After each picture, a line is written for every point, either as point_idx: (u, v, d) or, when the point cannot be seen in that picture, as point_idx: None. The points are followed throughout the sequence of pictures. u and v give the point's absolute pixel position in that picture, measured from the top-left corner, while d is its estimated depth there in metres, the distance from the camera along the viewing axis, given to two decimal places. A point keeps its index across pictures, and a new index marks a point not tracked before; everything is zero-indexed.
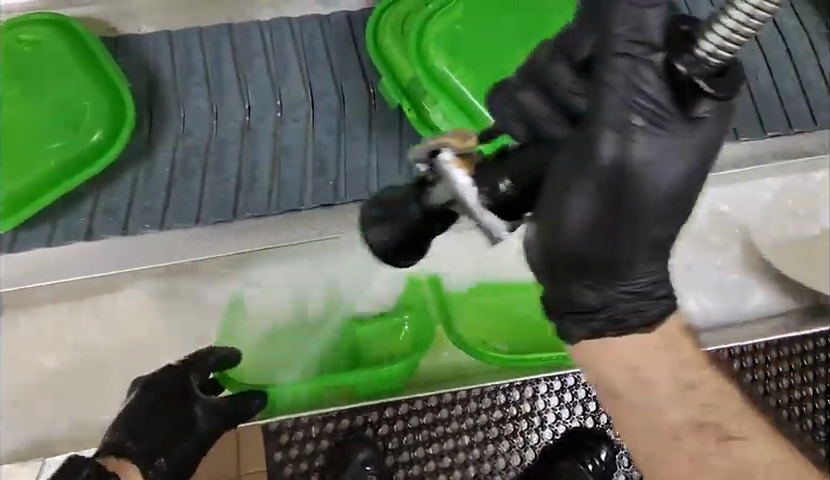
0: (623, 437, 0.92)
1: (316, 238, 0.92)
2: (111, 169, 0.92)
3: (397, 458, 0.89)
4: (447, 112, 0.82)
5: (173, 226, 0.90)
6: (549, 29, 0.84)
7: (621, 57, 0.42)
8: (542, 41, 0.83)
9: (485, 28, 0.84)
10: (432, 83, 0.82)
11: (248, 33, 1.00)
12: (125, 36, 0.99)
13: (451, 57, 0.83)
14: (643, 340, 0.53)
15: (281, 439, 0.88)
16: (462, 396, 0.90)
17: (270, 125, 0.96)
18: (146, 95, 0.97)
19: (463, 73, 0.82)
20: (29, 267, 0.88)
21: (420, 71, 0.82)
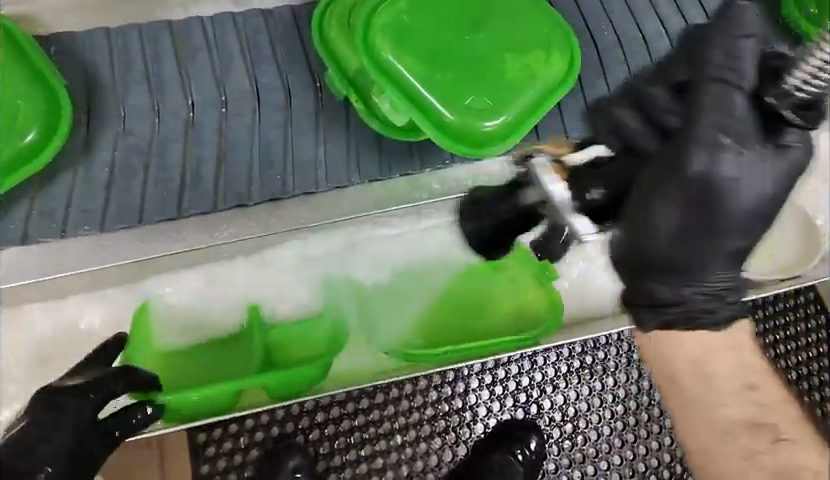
0: (551, 427, 0.90)
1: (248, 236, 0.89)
2: (48, 170, 0.89)
3: (328, 463, 0.85)
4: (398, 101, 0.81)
5: (115, 227, 0.87)
6: (501, 22, 0.85)
7: (715, 82, 0.46)
8: (487, 33, 0.84)
9: (431, 16, 0.84)
10: (379, 74, 0.81)
11: (189, 29, 0.97)
12: (58, 34, 0.95)
13: (398, 46, 0.82)
14: (720, 355, 0.85)
15: (208, 451, 0.83)
16: (394, 395, 0.87)
17: (214, 121, 0.94)
18: (85, 94, 0.93)
19: (411, 62, 0.81)
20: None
21: (368, 62, 0.81)
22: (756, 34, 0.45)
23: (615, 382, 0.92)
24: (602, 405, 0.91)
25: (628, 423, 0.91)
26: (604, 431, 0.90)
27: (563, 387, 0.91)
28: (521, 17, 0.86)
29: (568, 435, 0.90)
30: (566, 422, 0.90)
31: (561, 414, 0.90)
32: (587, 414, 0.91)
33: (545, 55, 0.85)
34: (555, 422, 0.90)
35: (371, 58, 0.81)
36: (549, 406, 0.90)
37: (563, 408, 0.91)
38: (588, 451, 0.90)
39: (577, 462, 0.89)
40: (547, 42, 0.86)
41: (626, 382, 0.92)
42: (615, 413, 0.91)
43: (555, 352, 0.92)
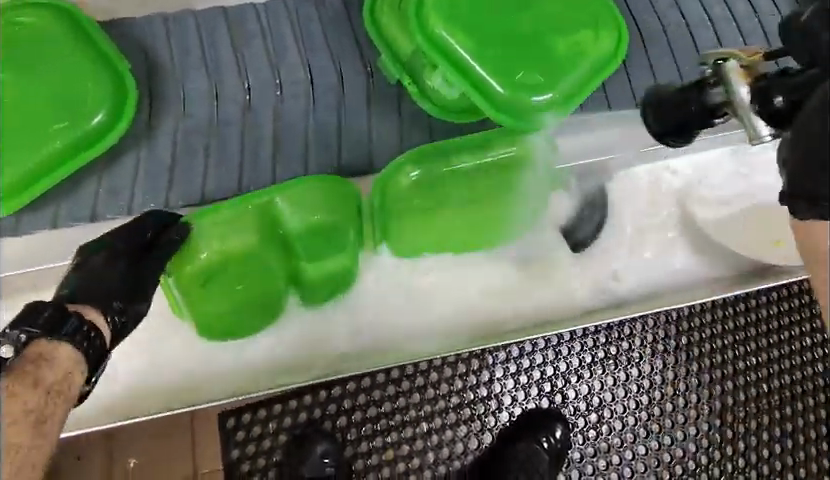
0: (575, 415, 0.90)
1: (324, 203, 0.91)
2: (115, 150, 0.94)
3: (355, 449, 0.86)
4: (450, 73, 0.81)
5: (177, 204, 0.91)
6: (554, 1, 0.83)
7: None
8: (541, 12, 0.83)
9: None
10: (439, 44, 0.80)
11: (243, 15, 1.01)
12: (121, 22, 1.00)
13: (452, 21, 0.80)
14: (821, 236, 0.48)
15: (239, 436, 0.86)
16: (420, 383, 0.88)
17: (269, 103, 0.96)
18: (146, 78, 0.98)
19: (464, 37, 0.79)
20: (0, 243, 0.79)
21: (426, 34, 0.80)
22: None
23: (639, 372, 0.91)
24: (627, 395, 0.90)
25: (653, 413, 0.90)
26: (628, 420, 0.89)
27: (587, 376, 0.90)
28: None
29: (592, 425, 0.89)
30: (590, 412, 0.90)
31: (585, 403, 0.90)
32: (611, 403, 0.90)
33: (594, 34, 0.83)
34: (581, 411, 0.90)
35: (429, 30, 0.80)
36: (573, 395, 0.90)
37: (589, 399, 0.90)
38: (613, 442, 0.89)
39: (602, 452, 0.89)
40: (596, 21, 0.84)
41: (653, 371, 0.91)
42: (640, 403, 0.90)
43: (580, 342, 0.91)
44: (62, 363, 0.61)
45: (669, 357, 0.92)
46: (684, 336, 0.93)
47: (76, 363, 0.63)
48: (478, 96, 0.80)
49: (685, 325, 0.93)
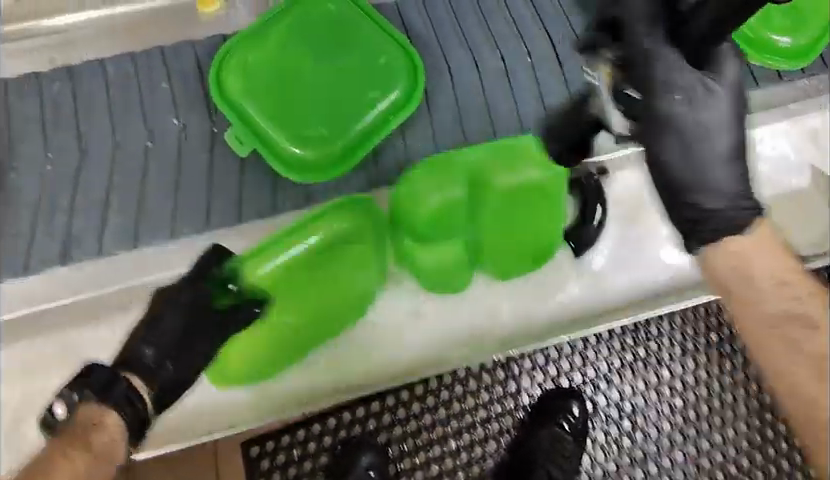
0: (608, 423, 0.91)
1: None
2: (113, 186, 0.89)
3: (398, 466, 0.87)
4: (377, 97, 0.80)
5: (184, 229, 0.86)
6: (506, 27, 0.90)
7: None
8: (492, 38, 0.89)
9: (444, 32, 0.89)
10: (392, 69, 0.81)
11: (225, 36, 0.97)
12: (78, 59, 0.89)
13: (383, 49, 0.82)
14: (752, 247, 0.50)
15: (277, 460, 0.85)
16: (445, 398, 0.89)
17: None
18: None
19: (388, 61, 0.82)
20: (9, 297, 0.74)
21: (388, 58, 0.82)
22: None
23: (671, 374, 0.93)
24: (659, 399, 0.92)
25: (687, 418, 0.91)
26: (664, 425, 0.91)
27: (618, 382, 0.92)
28: (536, 19, 0.90)
29: (614, 420, 0.91)
30: (624, 418, 0.91)
31: (618, 410, 0.92)
32: (645, 410, 0.92)
33: None
34: (613, 418, 0.91)
35: (393, 57, 0.82)
36: (604, 402, 0.92)
37: (619, 404, 0.92)
38: (648, 448, 0.91)
39: (639, 459, 0.90)
40: None
41: (683, 373, 0.93)
42: (673, 407, 0.92)
43: (607, 346, 0.93)
44: (107, 428, 0.59)
45: (700, 357, 0.93)
46: (714, 333, 0.94)
47: (118, 431, 0.59)
48: (374, 118, 0.80)
49: (713, 324, 0.94)
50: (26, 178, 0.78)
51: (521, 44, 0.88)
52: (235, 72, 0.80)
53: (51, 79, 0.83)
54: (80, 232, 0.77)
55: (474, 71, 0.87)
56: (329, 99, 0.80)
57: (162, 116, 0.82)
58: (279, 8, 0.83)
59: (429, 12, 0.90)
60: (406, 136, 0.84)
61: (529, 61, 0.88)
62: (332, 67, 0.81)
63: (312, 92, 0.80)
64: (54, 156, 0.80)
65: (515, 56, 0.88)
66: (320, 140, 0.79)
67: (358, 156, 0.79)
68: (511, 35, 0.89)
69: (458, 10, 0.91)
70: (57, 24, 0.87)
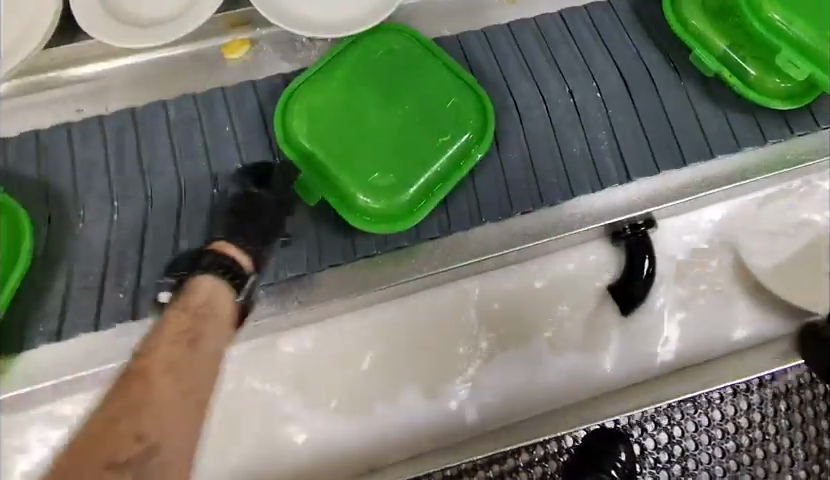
0: (657, 469, 0.81)
1: (388, 285, 0.78)
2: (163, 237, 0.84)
3: None
4: (447, 142, 0.78)
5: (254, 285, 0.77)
6: (573, 64, 0.88)
7: None
8: (563, 77, 0.87)
9: (508, 68, 0.87)
10: (462, 110, 0.79)
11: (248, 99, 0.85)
12: (115, 110, 0.82)
13: (447, 91, 0.80)
14: None
15: None
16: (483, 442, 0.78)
17: None
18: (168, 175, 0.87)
19: (456, 101, 0.80)
20: (76, 354, 0.73)
21: (457, 100, 0.80)
22: None
23: (722, 416, 0.81)
24: (711, 442, 0.81)
25: (742, 463, 0.81)
26: (717, 471, 0.80)
27: (666, 424, 0.81)
28: (602, 56, 0.89)
29: (664, 466, 0.81)
30: (673, 463, 0.81)
31: (668, 454, 0.81)
32: (696, 454, 0.81)
33: (654, 86, 0.87)
34: (662, 464, 0.81)
35: (461, 97, 0.80)
36: (652, 446, 0.81)
37: (670, 448, 0.81)
38: None
39: None
40: (649, 75, 0.88)
41: (736, 415, 0.82)
42: (727, 452, 0.81)
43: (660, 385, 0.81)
44: (201, 290, 0.65)
45: (751, 395, 0.83)
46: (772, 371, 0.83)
47: (215, 290, 0.66)
48: (447, 164, 0.78)
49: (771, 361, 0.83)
50: (94, 229, 0.77)
51: (589, 78, 0.87)
52: (302, 117, 0.78)
53: (116, 124, 0.81)
54: (149, 281, 0.75)
55: (543, 110, 0.85)
56: (397, 144, 0.78)
57: (230, 162, 0.80)
58: (340, 48, 0.81)
59: (494, 51, 0.88)
60: (475, 176, 0.81)
61: (599, 96, 0.86)
62: (400, 111, 0.79)
63: (377, 136, 0.78)
64: (121, 204, 0.78)
65: (583, 93, 0.86)
66: (388, 188, 0.77)
67: (428, 202, 0.77)
68: (579, 69, 0.88)
69: (522, 47, 0.89)
70: (81, 73, 0.84)
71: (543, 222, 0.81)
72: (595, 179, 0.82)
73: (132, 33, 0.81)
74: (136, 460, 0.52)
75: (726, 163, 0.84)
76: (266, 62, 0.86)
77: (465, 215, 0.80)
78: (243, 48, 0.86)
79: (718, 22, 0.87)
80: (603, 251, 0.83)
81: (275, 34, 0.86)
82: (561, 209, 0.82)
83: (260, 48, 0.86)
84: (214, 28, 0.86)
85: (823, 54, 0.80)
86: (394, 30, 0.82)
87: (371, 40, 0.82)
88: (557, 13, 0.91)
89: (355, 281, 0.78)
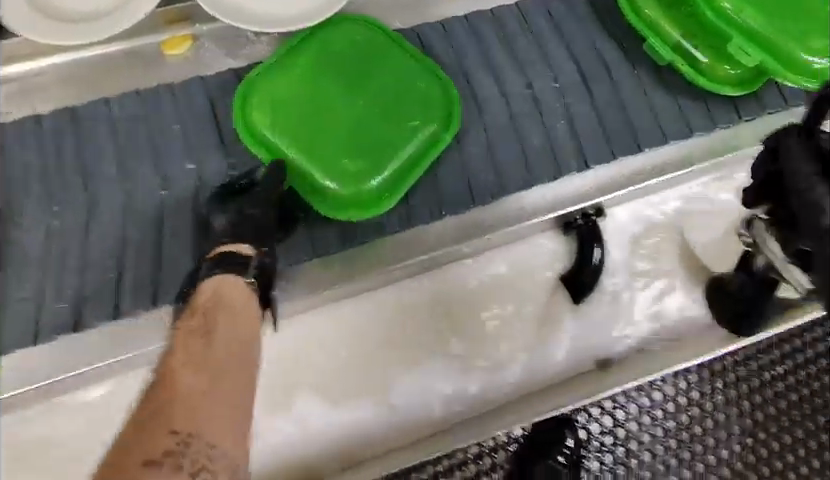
0: (602, 452, 0.79)
1: (344, 286, 0.76)
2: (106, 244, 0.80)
3: None
4: (416, 126, 0.77)
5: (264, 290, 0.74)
6: (530, 54, 0.88)
7: None
8: (521, 67, 0.87)
9: (468, 58, 0.87)
10: (427, 93, 0.78)
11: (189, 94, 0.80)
12: (49, 110, 0.78)
13: (410, 78, 0.79)
14: None
15: None
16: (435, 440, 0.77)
17: None
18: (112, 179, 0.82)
19: (420, 87, 0.78)
20: (14, 370, 0.69)
21: (422, 85, 0.78)
22: None
23: (663, 396, 0.80)
24: (653, 422, 0.80)
25: (684, 441, 0.79)
26: (658, 450, 0.79)
27: (610, 407, 0.80)
28: (560, 47, 0.89)
29: (608, 449, 0.79)
30: (617, 446, 0.79)
31: (612, 437, 0.79)
32: (638, 434, 0.79)
33: (609, 75, 0.88)
34: (606, 447, 0.79)
35: (425, 79, 0.79)
36: (597, 429, 0.79)
37: (614, 431, 0.79)
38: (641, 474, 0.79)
39: None
40: (605, 64, 0.88)
41: (676, 394, 0.80)
42: (669, 431, 0.80)
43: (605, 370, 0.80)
44: (209, 289, 0.61)
45: (691, 374, 0.81)
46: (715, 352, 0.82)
47: (230, 287, 0.61)
48: (418, 148, 0.77)
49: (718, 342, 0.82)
50: (31, 237, 0.73)
51: (547, 68, 0.87)
52: (260, 111, 0.76)
53: (54, 124, 0.77)
54: (92, 290, 0.71)
55: (502, 101, 0.84)
56: (367, 133, 0.77)
57: (175, 163, 0.77)
58: (296, 41, 0.79)
59: (452, 43, 0.87)
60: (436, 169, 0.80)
61: (557, 85, 0.86)
62: (365, 99, 0.77)
63: (345, 125, 0.76)
64: (59, 210, 0.74)
65: (542, 83, 0.86)
66: (362, 176, 0.75)
67: (404, 186, 0.76)
68: (537, 59, 0.87)
69: (481, 39, 0.88)
70: (10, 73, 0.78)
71: (499, 214, 0.79)
72: (553, 168, 0.81)
73: (64, 29, 0.76)
74: (175, 453, 0.46)
75: (679, 149, 0.84)
76: (210, 59, 0.82)
77: (423, 211, 0.78)
78: (184, 44, 0.82)
79: (669, 11, 0.87)
80: (556, 241, 0.80)
81: (218, 30, 0.83)
82: (517, 200, 0.80)
83: (201, 45, 0.82)
84: (151, 25, 0.81)
85: (774, 42, 0.82)
86: (350, 20, 0.81)
87: (326, 31, 0.80)
88: (514, 5, 0.91)
89: (307, 282, 0.75)
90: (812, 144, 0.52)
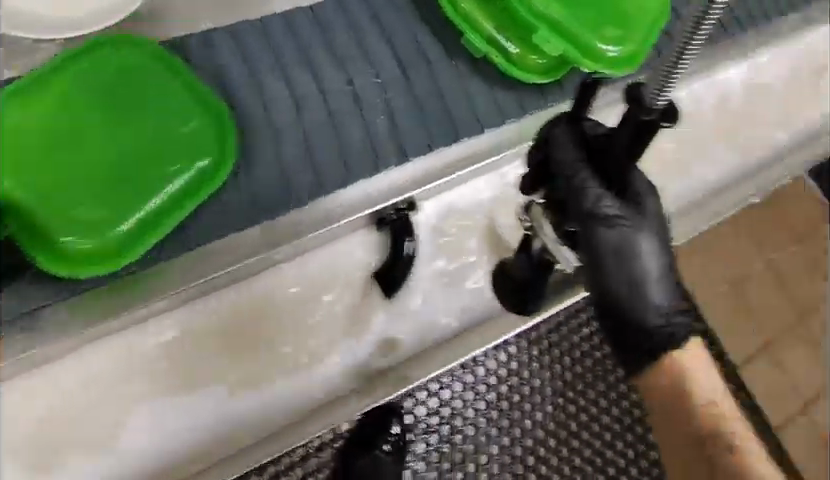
0: (428, 433, 0.84)
1: (159, 300, 0.74)
2: None
3: None
4: (177, 170, 0.74)
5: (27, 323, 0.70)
6: (351, 51, 0.88)
7: (649, 100, 0.53)
8: (343, 64, 0.87)
9: (287, 59, 0.85)
10: (200, 135, 0.76)
11: None
12: None
13: (183, 114, 0.76)
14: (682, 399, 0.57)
15: None
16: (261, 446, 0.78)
17: None
18: None
19: (191, 124, 0.76)
20: None
21: (192, 124, 0.76)
22: (652, 84, 0.53)
23: (486, 371, 0.85)
24: (476, 397, 0.85)
25: (504, 412, 0.86)
26: (481, 423, 0.85)
27: (436, 388, 0.84)
28: (381, 43, 0.90)
29: (434, 428, 0.84)
30: (443, 424, 0.84)
31: (438, 417, 0.84)
32: (462, 411, 0.84)
33: (427, 68, 0.90)
34: (432, 426, 0.84)
35: (203, 122, 0.77)
36: (423, 412, 0.83)
37: (440, 410, 0.84)
38: (466, 448, 0.84)
39: (458, 463, 0.84)
40: (424, 58, 0.91)
41: (497, 368, 0.86)
42: (491, 403, 0.85)
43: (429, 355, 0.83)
44: None
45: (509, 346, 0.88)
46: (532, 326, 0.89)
47: None
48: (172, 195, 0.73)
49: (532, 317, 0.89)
50: None
51: (367, 65, 0.88)
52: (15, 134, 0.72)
53: None
54: None
55: (322, 100, 0.84)
56: (121, 173, 0.73)
57: None
58: (78, 50, 0.76)
59: (269, 40, 0.86)
60: (251, 175, 0.78)
61: (377, 81, 0.87)
62: (125, 134, 0.74)
63: (98, 161, 0.73)
64: None
65: (362, 79, 0.87)
66: (103, 222, 0.71)
67: (151, 238, 0.72)
68: (358, 56, 0.88)
69: (300, 37, 0.87)
70: None
71: (317, 213, 0.80)
72: (372, 162, 0.83)
73: None
74: None
75: (490, 139, 0.89)
76: None
77: (237, 217, 0.77)
78: None
79: (486, 6, 0.91)
80: (369, 239, 0.82)
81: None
82: (334, 199, 0.81)
83: None
84: None
85: (576, 34, 0.88)
86: (134, 45, 0.78)
87: (116, 48, 0.77)
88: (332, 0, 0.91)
89: (117, 303, 0.73)
90: (576, 135, 0.60)
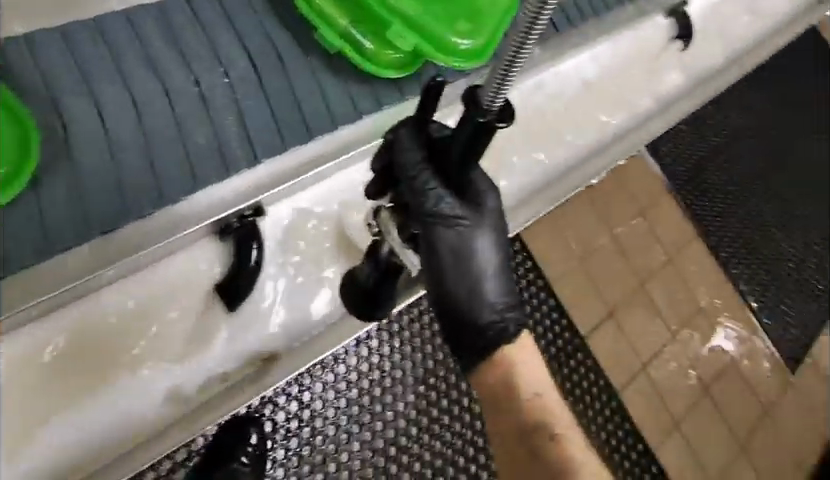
0: (287, 438, 0.86)
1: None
2: None
3: None
4: None
5: None
6: (197, 48, 0.85)
7: (484, 103, 0.52)
8: (189, 63, 0.84)
9: (125, 58, 0.81)
10: None
11: None
12: None
13: None
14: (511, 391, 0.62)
15: None
16: None
17: None
18: None
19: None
20: None
21: None
22: (489, 86, 0.51)
23: (346, 368, 0.91)
24: (336, 395, 0.90)
25: (364, 408, 0.91)
26: (342, 421, 0.89)
27: (296, 392, 0.88)
28: (230, 38, 0.87)
29: (295, 432, 0.87)
30: (302, 427, 0.87)
31: (298, 420, 0.87)
32: (323, 411, 0.89)
33: (281, 64, 0.89)
34: (293, 430, 0.87)
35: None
36: (283, 417, 0.87)
37: (300, 414, 0.88)
38: (327, 449, 0.88)
39: (319, 464, 0.87)
40: (277, 54, 0.89)
41: (357, 364, 0.92)
42: (350, 401, 0.90)
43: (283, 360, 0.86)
44: None
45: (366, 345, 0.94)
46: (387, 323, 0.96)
47: None
48: None
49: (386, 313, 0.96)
50: None
51: (216, 63, 0.85)
52: None
53: None
54: None
55: (166, 103, 0.80)
56: None
57: None
58: None
59: (108, 41, 0.81)
60: (84, 186, 0.74)
61: (227, 81, 0.85)
62: None
63: None
64: None
65: (211, 79, 0.84)
66: None
67: None
68: (206, 55, 0.85)
69: (140, 34, 0.83)
70: None
71: (166, 220, 0.77)
72: (221, 167, 0.82)
73: None
74: None
75: (343, 137, 0.89)
76: None
77: (71, 233, 0.72)
78: None
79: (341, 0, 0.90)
80: (217, 248, 0.82)
81: None
82: (184, 206, 0.78)
83: None
84: None
85: (430, 28, 0.89)
86: None
87: None
88: None
89: None
90: (421, 135, 0.60)
